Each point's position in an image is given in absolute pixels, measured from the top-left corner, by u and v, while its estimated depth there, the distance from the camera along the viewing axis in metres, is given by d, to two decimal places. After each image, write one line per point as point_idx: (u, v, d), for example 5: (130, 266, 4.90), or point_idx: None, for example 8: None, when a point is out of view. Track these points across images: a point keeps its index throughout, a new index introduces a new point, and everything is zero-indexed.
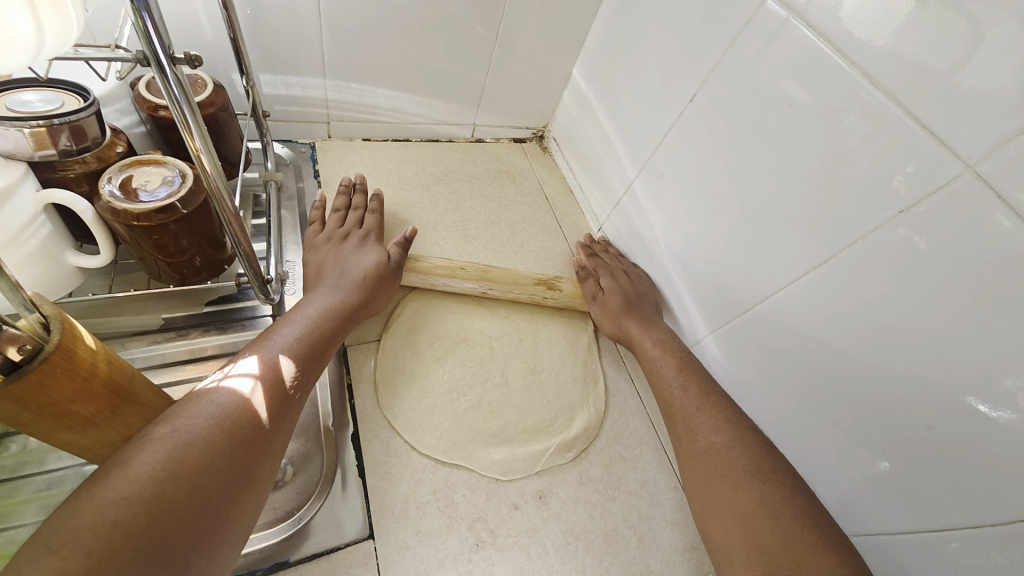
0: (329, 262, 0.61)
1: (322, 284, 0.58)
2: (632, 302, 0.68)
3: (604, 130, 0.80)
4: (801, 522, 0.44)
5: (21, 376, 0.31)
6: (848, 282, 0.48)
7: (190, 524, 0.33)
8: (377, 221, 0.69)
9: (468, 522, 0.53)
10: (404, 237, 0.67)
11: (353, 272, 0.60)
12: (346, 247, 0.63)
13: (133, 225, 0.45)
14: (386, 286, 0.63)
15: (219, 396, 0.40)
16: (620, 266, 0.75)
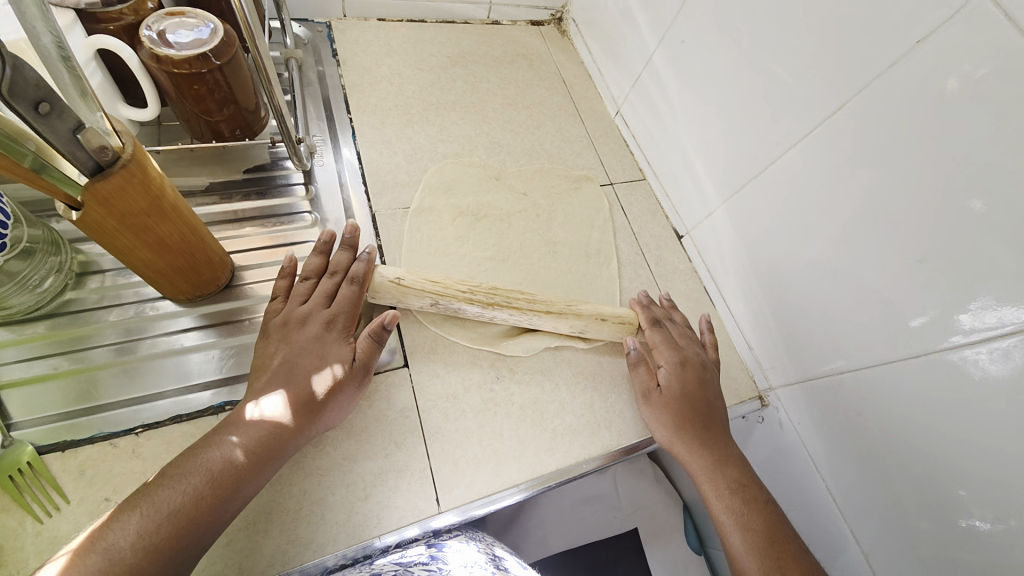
0: (280, 366, 0.47)
1: (278, 378, 0.46)
2: (698, 410, 0.55)
3: (623, 2, 0.77)
4: (764, 507, 0.50)
5: (106, 177, 0.36)
6: (860, 129, 0.49)
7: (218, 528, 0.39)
8: (353, 296, 0.52)
9: (489, 360, 0.59)
10: (380, 325, 0.51)
11: (306, 377, 0.46)
12: (303, 338, 0.49)
13: (174, 73, 0.48)
14: (347, 394, 0.48)
15: (245, 431, 0.43)
16: (688, 350, 0.60)
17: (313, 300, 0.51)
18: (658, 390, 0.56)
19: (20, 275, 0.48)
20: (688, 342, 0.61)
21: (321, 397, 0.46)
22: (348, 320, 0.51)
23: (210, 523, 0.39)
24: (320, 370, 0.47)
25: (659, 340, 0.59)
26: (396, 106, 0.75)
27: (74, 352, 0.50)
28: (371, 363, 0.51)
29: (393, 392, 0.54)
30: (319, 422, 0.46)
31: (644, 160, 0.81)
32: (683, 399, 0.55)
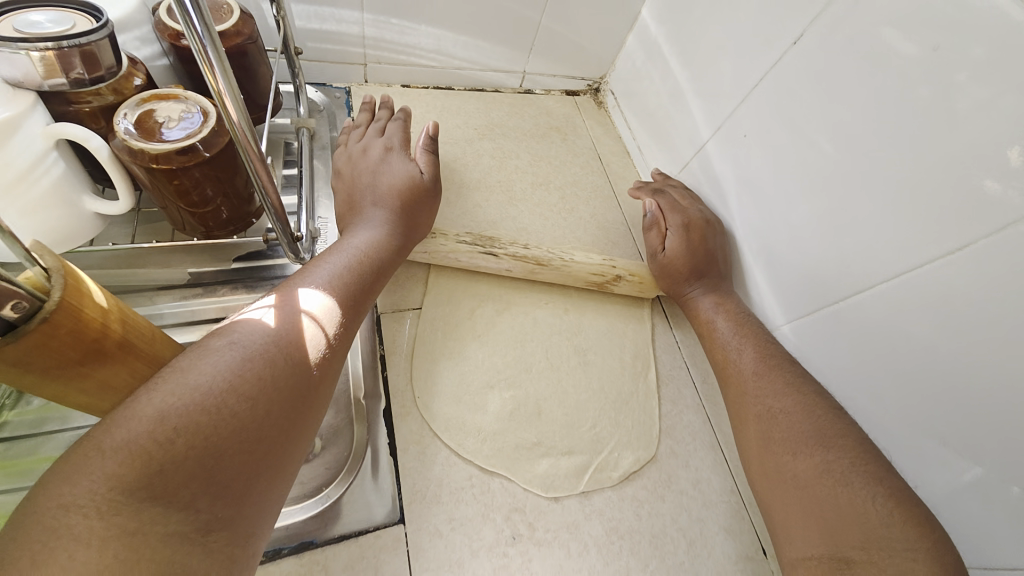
0: (360, 184, 0.56)
1: (366, 207, 0.54)
2: (700, 262, 0.61)
3: (673, 81, 0.70)
4: (875, 465, 0.41)
5: (17, 337, 0.27)
6: (984, 279, 0.38)
7: (298, 382, 0.36)
8: (399, 129, 0.62)
9: (504, 512, 0.48)
10: (426, 137, 0.59)
11: (387, 189, 0.55)
12: (372, 161, 0.58)
13: (152, 168, 0.40)
14: (424, 202, 0.57)
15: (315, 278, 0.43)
16: (690, 208, 0.65)
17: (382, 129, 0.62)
18: (660, 248, 0.64)
19: None
20: (689, 202, 0.66)
21: (402, 207, 0.55)
22: (400, 144, 0.60)
23: (280, 385, 0.35)
24: (393, 179, 0.56)
25: (663, 202, 0.65)
26: None
27: (7, 493, 0.41)
28: (436, 177, 0.59)
29: (382, 561, 0.43)
30: (388, 266, 0.51)
31: None
32: (690, 253, 0.61)
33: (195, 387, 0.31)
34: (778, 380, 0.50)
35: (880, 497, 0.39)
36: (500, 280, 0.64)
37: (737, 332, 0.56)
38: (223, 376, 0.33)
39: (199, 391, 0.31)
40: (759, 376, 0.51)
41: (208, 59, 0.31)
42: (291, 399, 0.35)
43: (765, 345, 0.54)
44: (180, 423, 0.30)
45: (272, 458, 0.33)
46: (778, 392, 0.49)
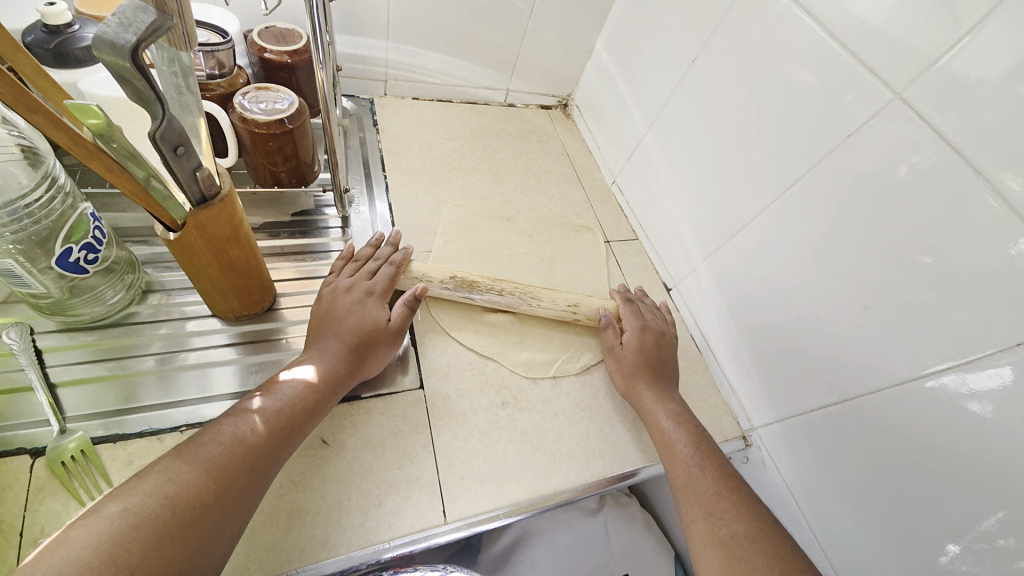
0: (328, 314, 0.58)
1: (324, 336, 0.56)
2: (649, 363, 0.67)
3: (620, 94, 0.92)
4: None
5: (207, 206, 0.45)
6: (819, 199, 0.60)
7: (229, 513, 0.40)
8: (391, 274, 0.65)
9: (495, 387, 0.66)
10: (411, 297, 0.63)
11: (349, 329, 0.57)
12: (348, 298, 0.60)
13: (255, 132, 0.59)
14: (381, 345, 0.59)
15: (284, 390, 0.49)
16: (652, 322, 0.73)
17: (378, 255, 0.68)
18: (619, 346, 0.69)
19: (97, 290, 0.55)
20: (653, 315, 0.74)
21: (358, 347, 0.56)
22: (381, 292, 0.62)
23: (234, 484, 0.41)
24: (360, 321, 0.58)
25: (629, 311, 0.73)
26: (424, 168, 0.87)
27: (117, 359, 0.56)
28: (403, 326, 0.62)
29: (409, 410, 0.60)
30: (343, 383, 0.54)
31: (636, 222, 0.92)
32: (643, 358, 0.67)
33: (133, 514, 0.35)
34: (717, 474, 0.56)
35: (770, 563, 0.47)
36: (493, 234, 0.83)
37: (680, 428, 0.60)
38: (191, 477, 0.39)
39: (159, 502, 0.36)
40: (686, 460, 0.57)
41: (320, 57, 0.55)
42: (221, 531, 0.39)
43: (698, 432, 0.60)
44: (149, 512, 0.36)
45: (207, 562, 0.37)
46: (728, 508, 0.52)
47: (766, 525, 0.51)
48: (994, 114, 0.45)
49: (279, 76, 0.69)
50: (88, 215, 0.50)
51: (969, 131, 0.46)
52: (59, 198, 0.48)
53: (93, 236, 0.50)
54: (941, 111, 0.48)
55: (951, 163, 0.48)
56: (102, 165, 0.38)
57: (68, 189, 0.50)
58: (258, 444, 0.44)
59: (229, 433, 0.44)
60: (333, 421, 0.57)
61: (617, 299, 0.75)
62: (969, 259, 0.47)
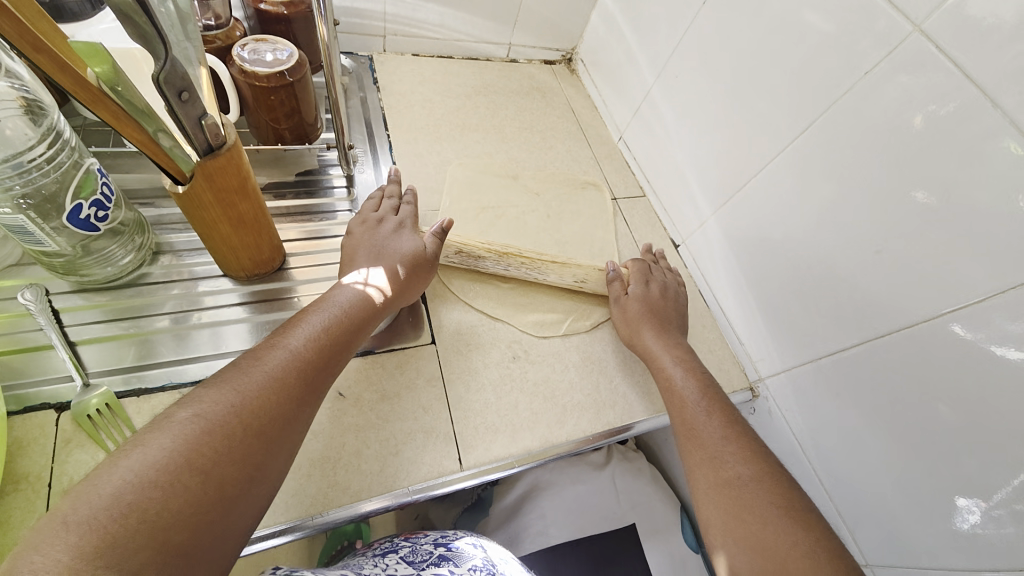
0: (366, 245, 0.61)
1: (361, 265, 0.58)
2: (657, 313, 0.68)
3: (627, 45, 0.89)
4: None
5: (215, 156, 0.45)
6: (828, 144, 0.58)
7: (268, 444, 0.39)
8: (412, 212, 0.67)
9: (506, 342, 0.66)
10: (438, 228, 0.65)
11: (389, 257, 0.60)
12: (382, 232, 0.62)
13: (255, 86, 0.58)
14: (419, 276, 0.61)
15: (315, 324, 0.49)
16: (656, 276, 0.74)
17: (376, 232, 0.63)
18: (625, 295, 0.70)
19: (107, 250, 0.55)
20: (660, 272, 0.74)
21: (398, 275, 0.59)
22: (411, 225, 0.65)
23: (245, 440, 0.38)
24: (396, 250, 0.61)
25: (636, 266, 0.73)
26: (427, 126, 0.86)
27: (133, 319, 0.57)
28: (436, 257, 0.64)
29: (422, 364, 0.61)
30: (375, 316, 0.55)
31: (643, 179, 0.91)
32: (648, 307, 0.68)
33: (165, 449, 0.34)
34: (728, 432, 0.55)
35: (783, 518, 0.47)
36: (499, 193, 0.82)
37: (688, 378, 0.61)
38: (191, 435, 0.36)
39: (187, 435, 0.36)
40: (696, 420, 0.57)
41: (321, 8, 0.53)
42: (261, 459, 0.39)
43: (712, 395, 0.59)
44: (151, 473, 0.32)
45: (246, 492, 0.37)
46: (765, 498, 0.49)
47: (803, 511, 0.48)
48: (1015, 45, 0.43)
49: (275, 29, 0.67)
50: (95, 172, 0.50)
51: (989, 64, 0.45)
52: (64, 152, 0.48)
53: (101, 193, 0.51)
54: (961, 44, 0.46)
55: (971, 98, 0.46)
56: (108, 111, 0.37)
57: (73, 143, 0.49)
58: (295, 373, 0.44)
59: (230, 389, 0.40)
60: (349, 375, 0.58)
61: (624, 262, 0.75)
62: (982, 197, 0.46)
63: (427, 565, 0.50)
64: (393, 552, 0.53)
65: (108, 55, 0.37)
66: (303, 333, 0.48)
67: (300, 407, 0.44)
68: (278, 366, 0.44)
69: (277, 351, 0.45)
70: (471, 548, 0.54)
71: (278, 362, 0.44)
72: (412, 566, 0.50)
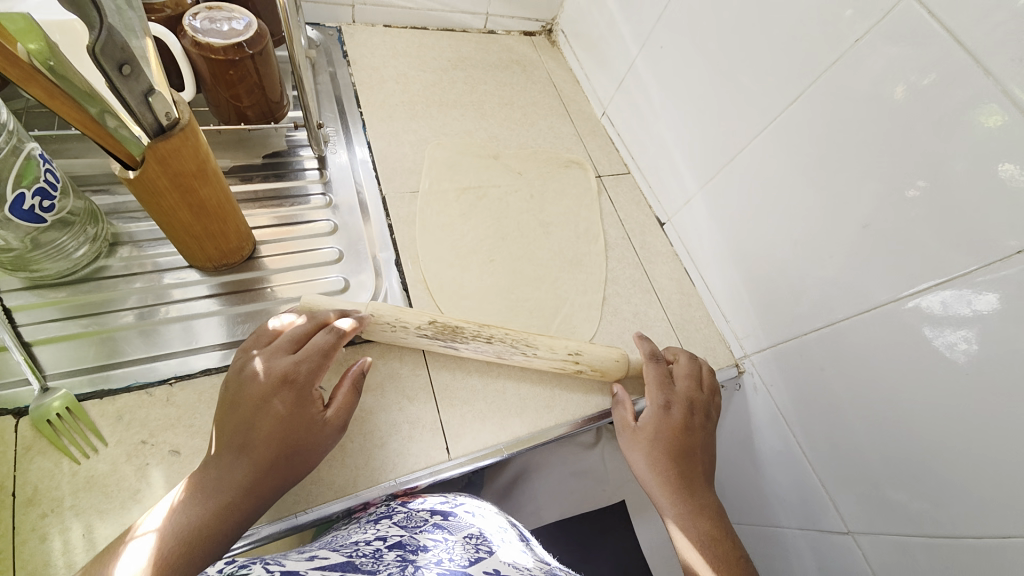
0: (239, 413, 0.44)
1: (230, 445, 0.43)
2: (672, 460, 0.56)
3: (609, 14, 0.85)
4: None
5: (166, 138, 0.41)
6: (816, 115, 0.57)
7: None
8: (326, 344, 0.49)
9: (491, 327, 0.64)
10: (357, 372, 0.50)
11: (267, 438, 0.43)
12: (261, 391, 0.45)
13: (211, 59, 0.53)
14: (311, 450, 0.45)
15: (198, 503, 0.40)
16: (681, 391, 0.60)
17: (257, 396, 0.45)
18: (636, 432, 0.58)
19: (58, 243, 0.51)
20: (687, 381, 0.61)
21: (279, 462, 0.43)
22: (312, 373, 0.47)
23: (255, 501, 0.42)
24: (281, 426, 0.44)
25: (653, 377, 0.60)
26: (402, 103, 0.81)
27: (93, 315, 0.54)
28: (343, 418, 0.48)
29: (405, 353, 0.59)
30: (257, 509, 0.42)
31: (627, 155, 0.89)
32: (667, 453, 0.56)
33: None
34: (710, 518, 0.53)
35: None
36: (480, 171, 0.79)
37: (721, 566, 0.50)
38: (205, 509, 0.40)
39: None
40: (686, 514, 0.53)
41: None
42: None
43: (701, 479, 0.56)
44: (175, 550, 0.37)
45: None
46: None
47: None
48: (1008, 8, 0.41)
49: None
50: (36, 158, 0.46)
51: (978, 27, 0.43)
52: (1, 137, 0.43)
53: (45, 180, 0.47)
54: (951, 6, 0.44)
55: (960, 65, 0.44)
56: (40, 87, 0.33)
57: (12, 126, 0.44)
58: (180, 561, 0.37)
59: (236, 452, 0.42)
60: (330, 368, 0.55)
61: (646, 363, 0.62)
62: (967, 169, 0.45)
63: (420, 530, 0.43)
64: (386, 519, 0.46)
65: (44, 32, 0.34)
66: (181, 519, 0.39)
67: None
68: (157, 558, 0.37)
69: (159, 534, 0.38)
70: (468, 515, 0.47)
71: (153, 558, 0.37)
72: (405, 530, 0.43)
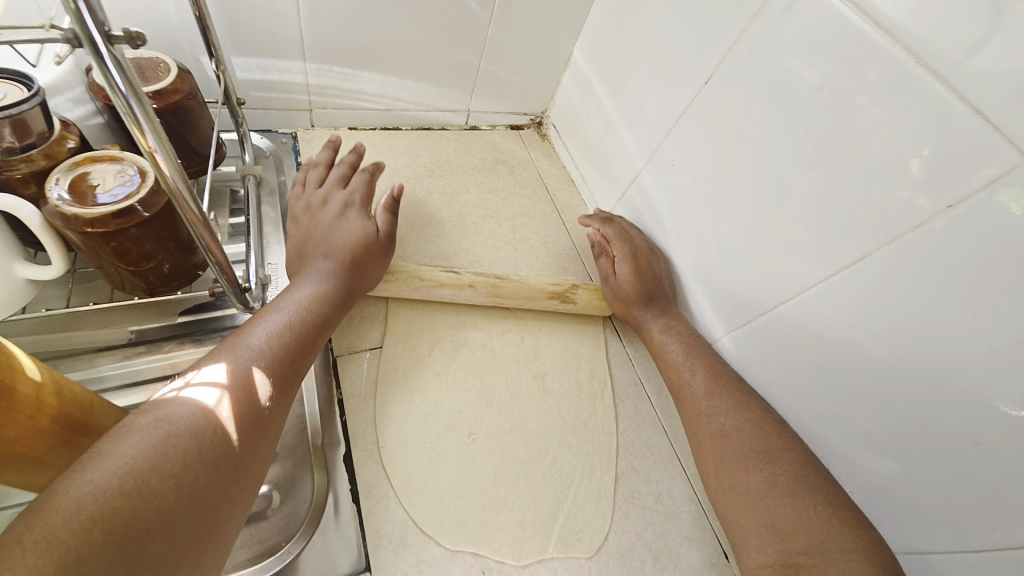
0: (313, 237, 0.56)
1: (312, 261, 0.54)
2: (646, 286, 0.64)
3: (607, 115, 0.74)
4: None
5: None
6: (891, 288, 0.42)
7: (222, 473, 0.35)
8: (364, 181, 0.63)
9: (472, 546, 0.48)
10: (390, 198, 0.60)
11: (338, 248, 0.55)
12: (327, 216, 0.57)
13: (87, 231, 0.40)
14: (375, 261, 0.57)
15: (264, 331, 0.45)
16: (638, 238, 0.69)
17: (320, 220, 0.57)
18: (613, 273, 0.67)
19: None
20: (638, 231, 0.70)
21: (349, 262, 0.54)
22: (361, 201, 0.60)
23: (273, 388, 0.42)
24: (346, 237, 0.56)
25: (615, 233, 0.69)
26: None
27: None
28: (393, 236, 0.60)
29: None
30: (333, 318, 0.51)
31: None
32: (637, 283, 0.64)
33: (94, 501, 0.29)
34: (778, 446, 0.48)
35: (854, 552, 0.41)
36: (456, 305, 0.65)
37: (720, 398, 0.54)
38: (222, 390, 0.38)
39: (128, 471, 0.31)
40: (735, 457, 0.49)
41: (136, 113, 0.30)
42: (215, 494, 0.34)
43: (742, 399, 0.53)
44: (202, 415, 0.36)
45: (194, 513, 0.33)
46: (761, 459, 0.48)
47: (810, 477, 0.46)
48: None
49: None
50: None
51: None
52: None
53: None
54: None
55: None
56: None
57: None
58: (240, 395, 0.39)
59: (258, 338, 0.43)
60: None
61: (595, 220, 0.73)
62: None
63: None
64: None
65: None
66: (182, 405, 0.36)
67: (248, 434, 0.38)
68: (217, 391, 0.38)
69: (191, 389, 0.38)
70: None
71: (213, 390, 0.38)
72: None
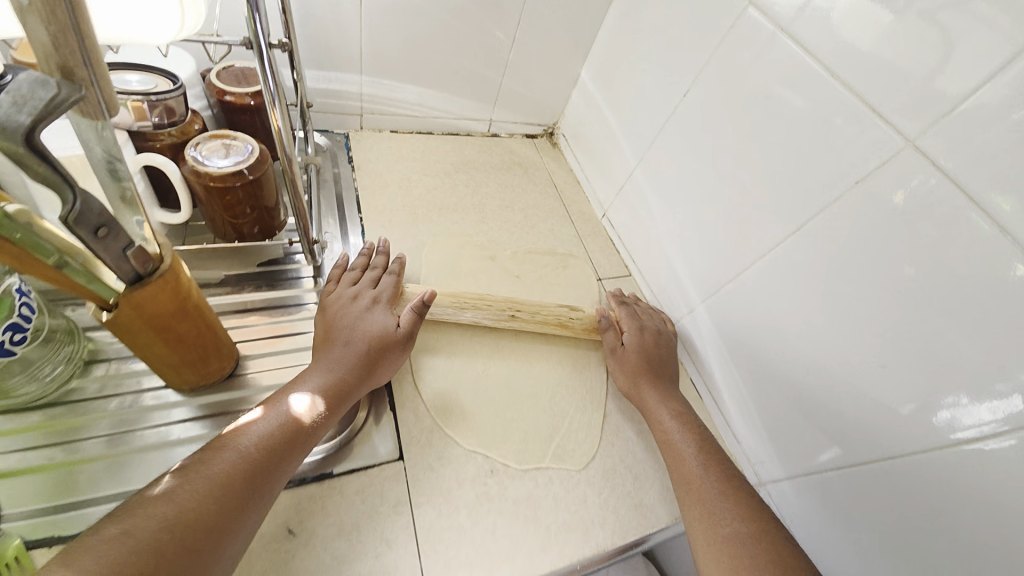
0: (338, 326, 0.58)
1: (333, 345, 0.56)
2: (650, 364, 0.68)
3: (608, 124, 0.89)
4: None
5: (143, 285, 0.39)
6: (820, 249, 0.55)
7: (233, 522, 0.39)
8: (393, 282, 0.66)
9: (484, 451, 0.60)
10: (420, 301, 0.61)
11: (360, 337, 0.57)
12: (354, 309, 0.60)
13: (210, 186, 0.54)
14: (392, 352, 0.58)
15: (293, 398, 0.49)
16: (649, 323, 0.74)
17: (348, 310, 0.60)
18: (621, 347, 0.70)
19: (34, 364, 0.50)
20: (649, 316, 0.75)
21: (366, 356, 0.55)
22: (389, 298, 0.64)
23: (287, 461, 0.45)
24: (370, 328, 0.58)
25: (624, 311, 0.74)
26: (404, 207, 0.82)
27: (64, 444, 0.50)
28: (414, 331, 0.61)
29: (387, 487, 0.54)
30: (349, 396, 0.53)
31: (628, 256, 0.88)
32: (643, 355, 0.68)
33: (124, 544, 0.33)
34: (741, 507, 0.51)
35: None
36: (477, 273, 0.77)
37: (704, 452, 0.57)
38: (247, 450, 0.43)
39: (159, 520, 0.35)
40: (713, 515, 0.51)
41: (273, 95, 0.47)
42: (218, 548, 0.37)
43: (728, 473, 0.54)
44: (229, 475, 0.40)
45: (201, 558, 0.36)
46: (735, 509, 0.51)
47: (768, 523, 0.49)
48: (1022, 170, 0.39)
49: (241, 119, 0.64)
50: (14, 291, 0.45)
51: (998, 183, 0.41)
52: None
53: (19, 314, 0.45)
54: (960, 159, 0.43)
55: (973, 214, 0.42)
56: (8, 254, 0.33)
57: None
58: (263, 450, 0.44)
59: (283, 408, 0.48)
60: (302, 507, 0.51)
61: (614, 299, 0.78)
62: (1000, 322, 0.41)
63: None
64: None
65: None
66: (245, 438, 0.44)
67: (259, 491, 0.42)
68: (249, 445, 0.43)
69: (232, 443, 0.43)
70: None
71: (246, 444, 0.43)
72: None
